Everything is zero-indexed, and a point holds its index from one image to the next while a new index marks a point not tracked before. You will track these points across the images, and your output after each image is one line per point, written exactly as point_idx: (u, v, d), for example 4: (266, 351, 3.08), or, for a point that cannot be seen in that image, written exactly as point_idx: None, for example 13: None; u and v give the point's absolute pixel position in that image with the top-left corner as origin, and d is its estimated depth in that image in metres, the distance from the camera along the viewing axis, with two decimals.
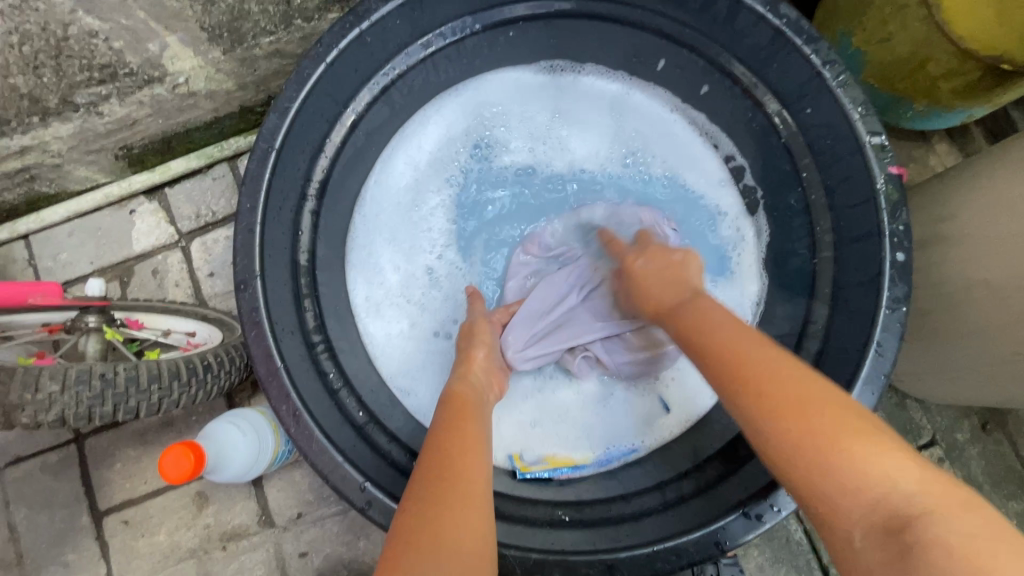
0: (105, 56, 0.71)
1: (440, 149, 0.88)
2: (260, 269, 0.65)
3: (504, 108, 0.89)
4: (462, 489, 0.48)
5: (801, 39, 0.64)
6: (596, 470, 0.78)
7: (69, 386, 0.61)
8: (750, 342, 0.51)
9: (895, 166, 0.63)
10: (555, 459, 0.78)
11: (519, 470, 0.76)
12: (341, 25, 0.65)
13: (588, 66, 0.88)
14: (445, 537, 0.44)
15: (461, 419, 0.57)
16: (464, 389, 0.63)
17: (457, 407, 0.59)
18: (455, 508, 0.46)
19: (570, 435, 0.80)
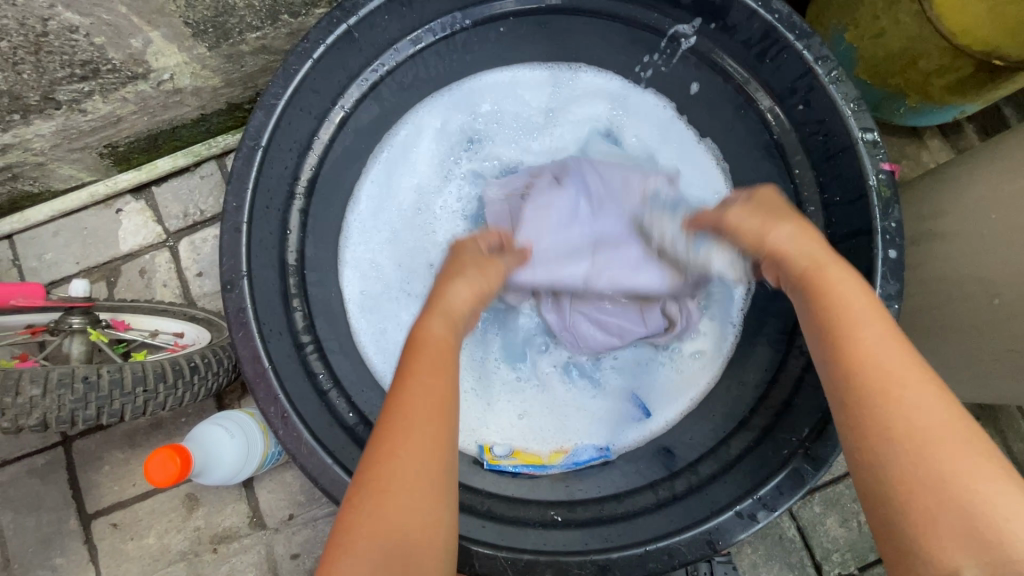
0: (87, 52, 0.69)
1: (433, 149, 0.87)
2: (247, 268, 0.64)
3: (498, 107, 0.88)
4: (412, 470, 0.45)
5: (793, 35, 0.63)
6: (563, 470, 0.76)
7: (50, 390, 0.60)
8: (878, 323, 0.48)
9: (887, 163, 0.62)
10: (523, 454, 0.78)
11: (485, 459, 0.76)
12: (329, 21, 0.64)
13: (583, 65, 0.87)
14: (392, 524, 0.44)
15: (429, 375, 0.49)
16: (434, 330, 0.54)
17: (425, 358, 0.51)
18: (403, 495, 0.44)
19: (541, 433, 0.80)
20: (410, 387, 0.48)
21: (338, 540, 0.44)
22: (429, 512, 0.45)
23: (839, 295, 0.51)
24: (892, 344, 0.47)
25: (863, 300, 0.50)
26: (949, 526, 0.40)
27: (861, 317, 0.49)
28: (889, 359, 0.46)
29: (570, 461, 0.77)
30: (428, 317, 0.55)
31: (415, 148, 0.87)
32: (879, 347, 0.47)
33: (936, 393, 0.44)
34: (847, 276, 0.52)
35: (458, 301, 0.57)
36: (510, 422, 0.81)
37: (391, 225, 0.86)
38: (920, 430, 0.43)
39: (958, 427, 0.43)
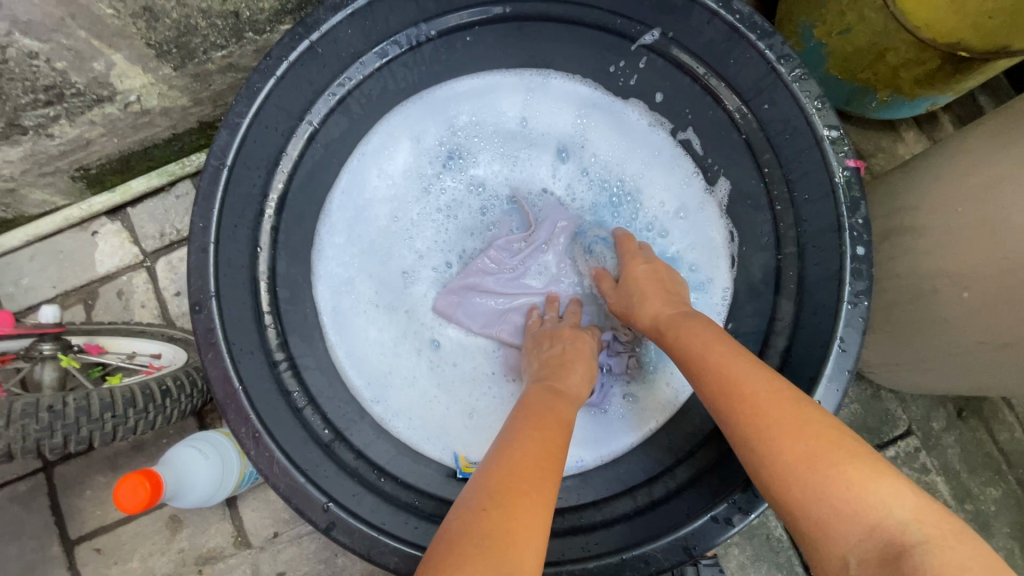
0: (49, 77, 0.69)
1: (406, 161, 0.87)
2: (215, 288, 0.63)
3: (469, 120, 0.88)
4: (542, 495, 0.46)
5: (754, 35, 0.64)
6: None
7: (15, 420, 0.60)
8: (726, 349, 0.57)
9: (852, 159, 0.62)
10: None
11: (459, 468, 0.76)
12: (290, 38, 0.64)
13: (554, 73, 0.86)
14: (526, 541, 0.41)
15: (552, 429, 0.55)
16: (557, 404, 0.60)
17: (542, 421, 0.55)
18: (537, 515, 0.44)
19: None
20: (534, 441, 0.52)
21: (466, 544, 0.40)
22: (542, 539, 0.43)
23: (685, 342, 0.60)
24: (736, 366, 0.54)
25: (722, 351, 0.56)
26: (821, 510, 0.44)
27: (723, 366, 0.55)
28: (731, 372, 0.54)
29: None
30: (541, 393, 0.62)
31: (385, 157, 0.86)
32: (759, 393, 0.51)
33: (774, 393, 0.51)
34: (708, 329, 0.60)
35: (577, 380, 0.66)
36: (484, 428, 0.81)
37: (367, 236, 0.86)
38: (766, 416, 0.50)
39: (806, 419, 0.49)
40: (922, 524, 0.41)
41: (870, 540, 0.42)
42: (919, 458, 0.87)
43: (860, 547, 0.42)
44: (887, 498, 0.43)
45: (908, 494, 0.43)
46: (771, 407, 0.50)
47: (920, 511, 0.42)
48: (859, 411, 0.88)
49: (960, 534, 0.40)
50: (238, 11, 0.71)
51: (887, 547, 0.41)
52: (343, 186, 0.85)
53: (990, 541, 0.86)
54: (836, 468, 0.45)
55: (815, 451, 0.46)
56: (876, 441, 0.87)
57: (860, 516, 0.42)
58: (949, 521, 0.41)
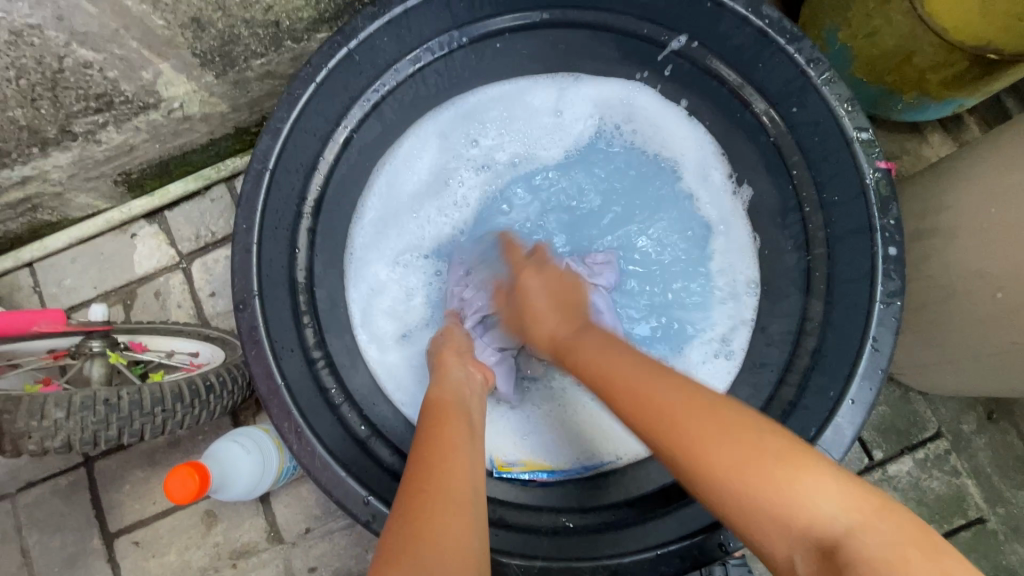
0: (100, 86, 0.72)
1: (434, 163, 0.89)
2: (258, 288, 0.65)
3: (493, 122, 0.89)
4: (449, 483, 0.48)
5: (784, 39, 0.65)
6: (571, 477, 0.77)
7: (74, 412, 0.63)
8: (626, 365, 0.54)
9: (882, 161, 0.63)
10: (532, 461, 0.79)
11: (496, 468, 0.77)
12: (330, 46, 0.66)
13: (585, 76, 0.87)
14: (433, 541, 0.43)
15: (438, 425, 0.56)
16: (438, 395, 0.62)
17: (435, 415, 0.58)
18: (440, 513, 0.45)
19: (549, 440, 0.80)
20: (424, 443, 0.54)
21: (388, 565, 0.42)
22: (466, 527, 0.45)
23: (584, 358, 0.58)
24: (647, 377, 0.52)
25: (638, 368, 0.53)
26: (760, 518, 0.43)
27: (640, 384, 0.51)
28: (642, 388, 0.51)
29: (577, 466, 0.78)
30: (431, 390, 0.64)
31: (415, 160, 0.88)
32: (672, 404, 0.49)
33: (683, 400, 0.49)
34: (595, 340, 0.59)
35: (455, 369, 0.67)
36: (517, 428, 0.81)
37: (397, 236, 0.88)
38: (696, 438, 0.46)
39: (725, 420, 0.47)
40: (850, 512, 0.41)
41: (803, 542, 0.41)
42: (949, 460, 0.87)
43: (798, 547, 0.41)
44: (812, 494, 0.42)
45: (834, 484, 0.42)
46: (693, 422, 0.47)
47: (847, 501, 0.41)
48: (888, 413, 0.88)
49: (879, 507, 0.41)
50: (279, 21, 0.74)
51: (820, 544, 0.41)
52: (376, 189, 0.87)
53: None
54: (767, 471, 0.44)
55: (735, 457, 0.45)
56: (904, 443, 0.87)
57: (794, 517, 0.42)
58: (876, 502, 0.41)
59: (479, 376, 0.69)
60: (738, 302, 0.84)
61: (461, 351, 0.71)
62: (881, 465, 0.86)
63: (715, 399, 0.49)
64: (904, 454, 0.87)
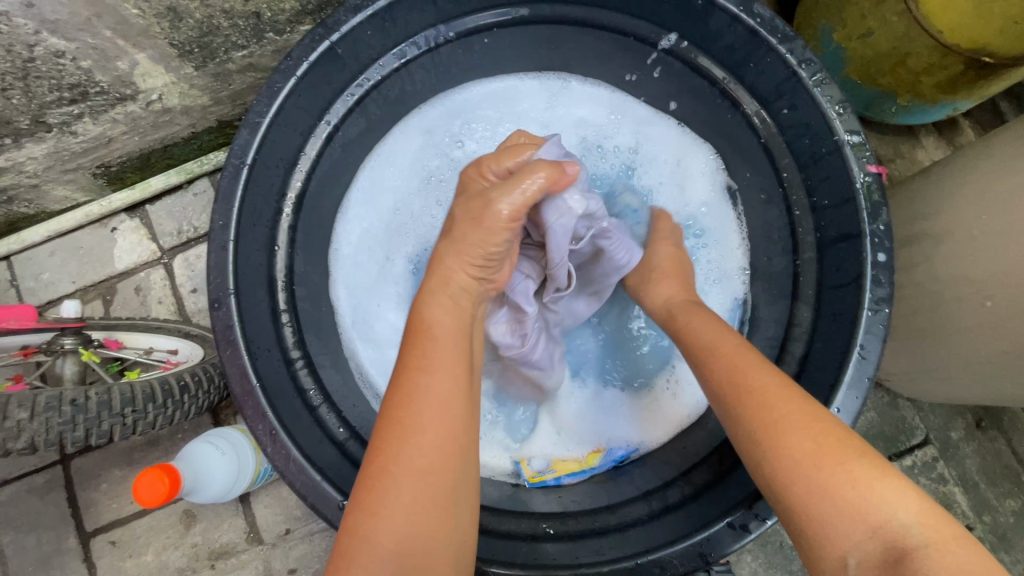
0: (74, 76, 0.70)
1: (417, 156, 0.87)
2: (234, 286, 0.64)
3: (478, 115, 0.87)
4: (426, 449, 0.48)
5: (775, 38, 0.63)
6: (602, 468, 0.77)
7: (38, 412, 0.61)
8: (760, 374, 0.54)
9: (874, 164, 0.62)
10: (562, 465, 0.77)
11: (528, 479, 0.76)
12: (311, 38, 0.64)
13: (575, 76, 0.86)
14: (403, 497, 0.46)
15: (430, 363, 0.52)
16: (434, 311, 0.55)
17: (418, 350, 0.53)
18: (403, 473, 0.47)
19: (571, 440, 0.80)
20: (410, 380, 0.51)
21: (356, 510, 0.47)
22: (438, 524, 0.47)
23: (692, 333, 0.63)
24: (734, 351, 0.58)
25: (737, 354, 0.57)
26: (824, 506, 0.44)
27: (740, 371, 0.55)
28: (740, 367, 0.55)
29: (606, 460, 0.77)
30: (425, 296, 0.56)
31: (398, 153, 0.86)
32: (767, 387, 0.52)
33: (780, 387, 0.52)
34: (705, 325, 0.63)
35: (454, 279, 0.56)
36: (545, 431, 0.81)
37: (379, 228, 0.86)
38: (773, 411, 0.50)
39: (809, 417, 0.49)
40: (927, 527, 0.42)
41: (873, 542, 0.42)
42: (936, 467, 0.86)
43: (858, 544, 0.42)
44: (892, 502, 0.43)
45: (907, 495, 0.43)
46: (778, 405, 0.50)
47: (926, 517, 0.42)
48: (875, 419, 0.87)
49: (960, 537, 0.41)
50: (260, 12, 0.72)
51: (889, 548, 0.42)
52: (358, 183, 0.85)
53: (1010, 553, 0.84)
54: (842, 468, 0.45)
55: (802, 445, 0.47)
56: (892, 450, 0.86)
57: (861, 513, 0.43)
58: (952, 526, 0.42)
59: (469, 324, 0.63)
60: (723, 295, 0.83)
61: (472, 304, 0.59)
62: None
63: (801, 398, 0.51)
64: (892, 460, 0.86)
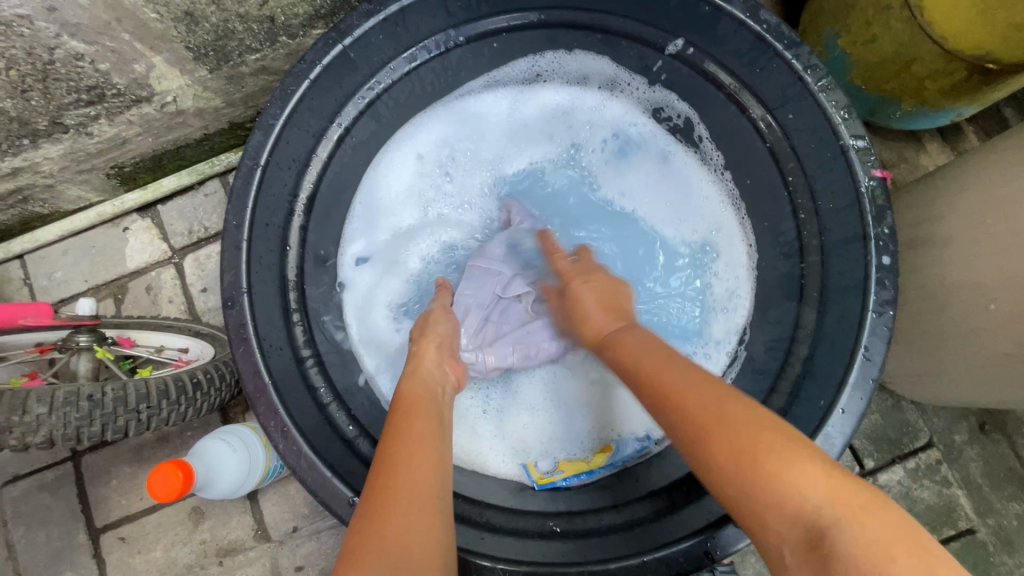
0: (92, 78, 0.71)
1: (418, 182, 0.89)
2: (248, 285, 0.65)
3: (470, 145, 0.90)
4: (411, 476, 0.49)
5: (782, 44, 0.64)
6: (611, 470, 0.78)
7: (57, 407, 0.62)
8: (653, 355, 0.56)
9: (879, 169, 0.63)
10: (570, 466, 0.79)
11: (537, 482, 0.77)
12: (324, 42, 0.66)
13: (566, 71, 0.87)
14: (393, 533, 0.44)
15: (406, 417, 0.56)
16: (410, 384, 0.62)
17: (405, 407, 0.58)
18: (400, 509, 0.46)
19: (580, 442, 0.82)
20: (395, 432, 0.54)
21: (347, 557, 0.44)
22: (418, 518, 0.46)
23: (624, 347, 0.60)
24: (658, 363, 0.55)
25: (687, 368, 0.53)
26: (750, 496, 0.44)
27: (661, 369, 0.54)
28: (652, 365, 0.55)
29: (610, 462, 0.79)
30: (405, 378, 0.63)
31: (400, 176, 0.88)
32: (682, 380, 0.52)
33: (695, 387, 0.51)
34: (640, 334, 0.61)
35: (430, 364, 0.66)
36: (555, 435, 0.82)
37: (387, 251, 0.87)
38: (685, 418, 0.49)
39: (728, 410, 0.48)
40: (836, 503, 0.41)
41: (796, 527, 0.41)
42: (940, 470, 0.86)
43: (783, 526, 0.42)
44: (800, 482, 0.42)
45: (818, 471, 0.43)
46: (698, 399, 0.50)
47: (833, 491, 0.41)
48: (880, 422, 0.87)
49: (867, 505, 0.40)
50: (274, 16, 0.73)
51: (810, 531, 0.41)
52: (362, 202, 0.86)
53: (1014, 557, 0.85)
54: (756, 457, 0.44)
55: (733, 438, 0.46)
56: (896, 452, 0.87)
57: (777, 494, 0.43)
58: (858, 490, 0.41)
59: (454, 381, 0.67)
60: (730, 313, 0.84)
61: (443, 346, 0.69)
62: (873, 474, 0.86)
63: (723, 391, 0.50)
64: (895, 463, 0.86)
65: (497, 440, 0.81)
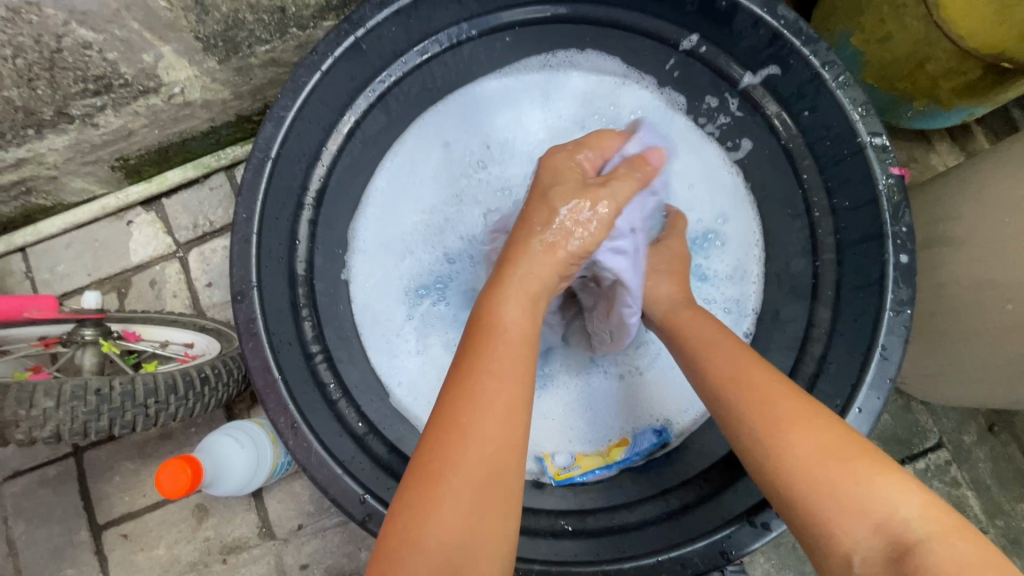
0: (100, 68, 0.70)
1: (432, 169, 0.87)
2: (257, 279, 0.64)
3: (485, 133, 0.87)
4: (481, 462, 0.45)
5: (800, 40, 0.63)
6: (625, 461, 0.75)
7: (63, 402, 0.61)
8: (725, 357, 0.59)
9: (897, 167, 0.62)
10: (586, 461, 0.76)
11: (554, 478, 0.74)
12: (336, 33, 0.65)
13: (574, 63, 0.84)
14: (455, 530, 0.43)
15: (487, 360, 0.50)
16: (495, 312, 0.53)
17: (484, 347, 0.50)
18: (461, 503, 0.44)
19: (590, 435, 0.79)
20: (457, 394, 0.48)
21: (403, 542, 0.43)
22: (490, 516, 0.45)
23: (699, 341, 0.62)
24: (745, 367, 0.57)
25: (758, 375, 0.55)
26: (830, 505, 0.45)
27: (745, 375, 0.56)
28: (744, 373, 0.56)
29: (625, 456, 0.75)
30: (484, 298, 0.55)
31: (414, 161, 0.86)
32: (773, 394, 0.53)
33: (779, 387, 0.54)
34: (710, 326, 0.64)
35: (536, 276, 0.56)
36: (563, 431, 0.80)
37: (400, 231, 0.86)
38: (777, 421, 0.51)
39: (824, 424, 0.49)
40: (927, 520, 0.43)
41: (877, 540, 0.43)
42: (949, 471, 0.86)
43: (866, 541, 0.43)
44: (891, 495, 0.44)
45: (917, 492, 0.45)
46: (794, 407, 0.51)
47: (926, 509, 0.44)
48: (889, 422, 0.87)
49: (956, 529, 0.42)
50: (284, 7, 0.72)
51: (891, 546, 0.43)
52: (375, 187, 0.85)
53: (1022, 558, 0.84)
54: (850, 469, 0.46)
55: (820, 448, 0.48)
56: (905, 452, 0.86)
57: (859, 502, 0.44)
58: (952, 516, 0.43)
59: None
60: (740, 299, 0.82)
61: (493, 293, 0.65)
62: None
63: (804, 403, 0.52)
64: (905, 463, 0.86)
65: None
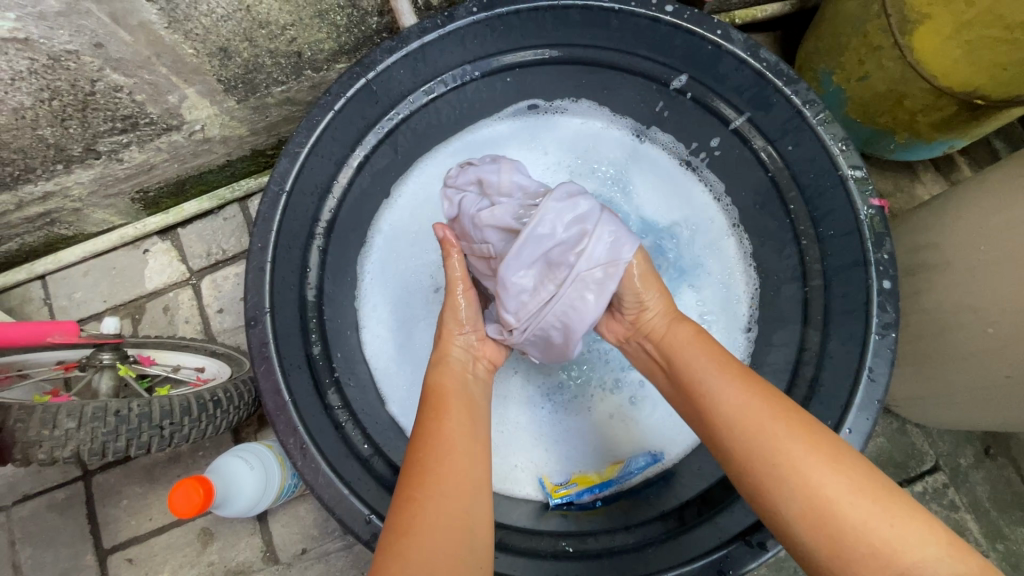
0: (128, 108, 0.75)
1: (427, 204, 0.91)
2: (270, 305, 0.67)
3: None
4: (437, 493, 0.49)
5: (781, 81, 0.68)
6: (622, 484, 0.78)
7: (85, 422, 0.64)
8: (715, 367, 0.59)
9: (876, 199, 0.66)
10: (583, 479, 0.79)
11: (551, 495, 0.77)
12: (349, 76, 0.70)
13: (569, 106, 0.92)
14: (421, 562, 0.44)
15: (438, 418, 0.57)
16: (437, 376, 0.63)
17: (434, 406, 0.58)
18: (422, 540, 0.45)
19: (591, 453, 0.81)
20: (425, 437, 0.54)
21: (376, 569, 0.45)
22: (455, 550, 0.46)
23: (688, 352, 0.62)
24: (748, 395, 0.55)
25: (776, 416, 0.52)
26: (850, 544, 0.45)
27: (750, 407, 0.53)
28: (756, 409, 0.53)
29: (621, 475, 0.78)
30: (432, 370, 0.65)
31: (421, 202, 0.91)
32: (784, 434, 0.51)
33: (758, 401, 0.54)
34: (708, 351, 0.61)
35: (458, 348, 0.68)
36: (563, 448, 0.82)
37: (404, 271, 0.89)
38: (799, 458, 0.49)
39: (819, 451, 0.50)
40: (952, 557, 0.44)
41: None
42: (946, 494, 0.87)
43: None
44: (911, 535, 0.44)
45: (923, 526, 0.45)
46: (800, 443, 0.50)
47: (946, 548, 0.44)
48: (884, 444, 0.88)
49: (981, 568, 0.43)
50: (301, 51, 0.78)
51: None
52: (382, 229, 0.89)
53: None
54: (862, 505, 0.46)
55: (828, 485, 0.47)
56: (904, 476, 0.87)
57: (873, 536, 0.44)
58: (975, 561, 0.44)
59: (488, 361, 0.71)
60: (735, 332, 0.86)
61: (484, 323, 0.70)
62: None
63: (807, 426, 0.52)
64: (903, 487, 0.87)
65: (512, 452, 0.81)
